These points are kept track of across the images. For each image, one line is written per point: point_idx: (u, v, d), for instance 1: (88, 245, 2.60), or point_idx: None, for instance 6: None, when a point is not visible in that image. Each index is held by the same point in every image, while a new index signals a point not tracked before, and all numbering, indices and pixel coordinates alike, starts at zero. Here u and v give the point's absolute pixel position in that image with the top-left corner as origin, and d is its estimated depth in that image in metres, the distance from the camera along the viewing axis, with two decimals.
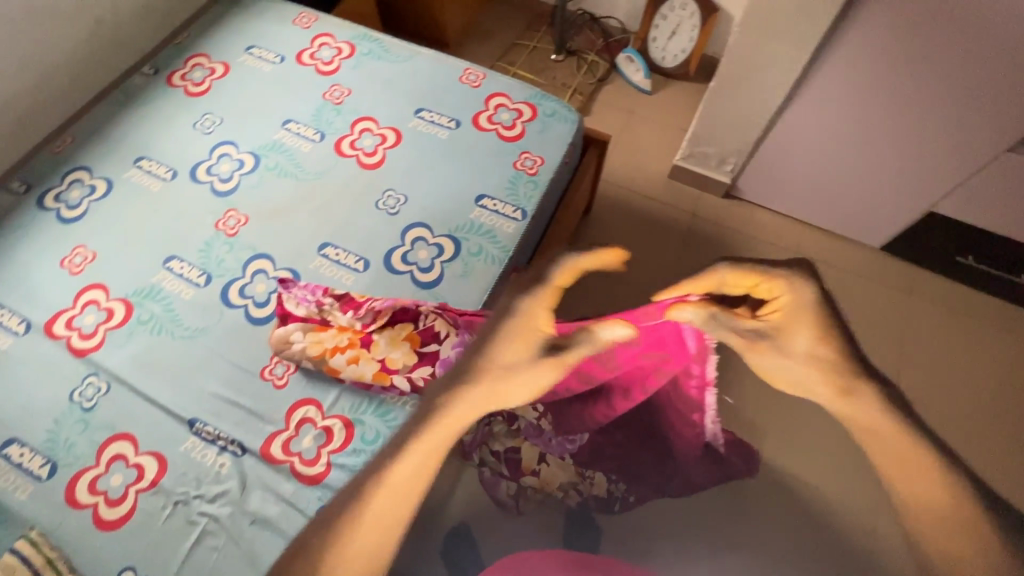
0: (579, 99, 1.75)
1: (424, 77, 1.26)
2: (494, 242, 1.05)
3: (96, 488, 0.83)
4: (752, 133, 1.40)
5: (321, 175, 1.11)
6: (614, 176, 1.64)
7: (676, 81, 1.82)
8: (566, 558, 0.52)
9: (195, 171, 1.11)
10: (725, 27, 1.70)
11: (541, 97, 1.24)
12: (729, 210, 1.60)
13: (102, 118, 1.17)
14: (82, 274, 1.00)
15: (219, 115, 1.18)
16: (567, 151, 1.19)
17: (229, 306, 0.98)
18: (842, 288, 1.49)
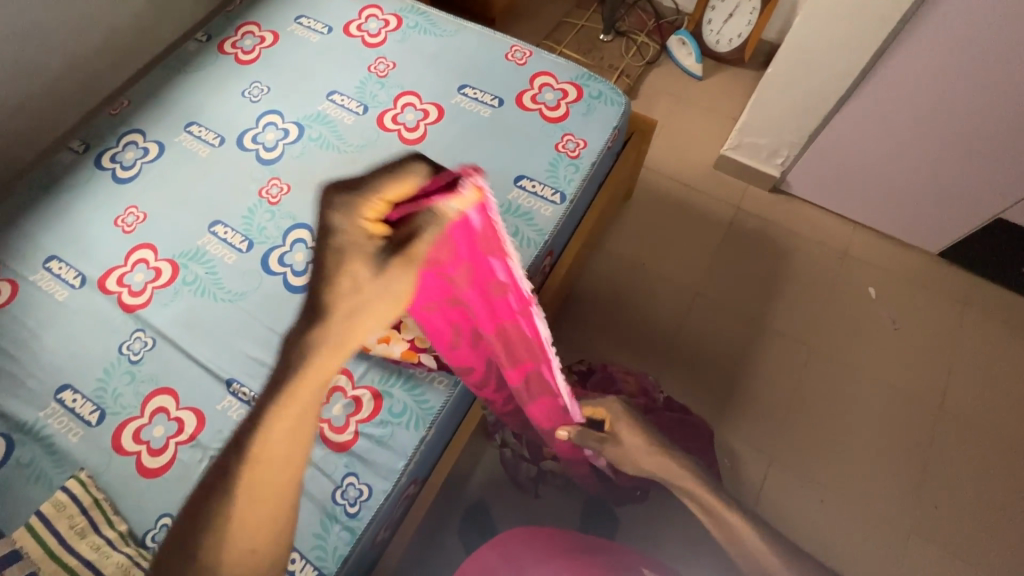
0: (625, 82, 1.69)
1: (468, 53, 1.24)
2: (531, 224, 1.04)
3: (140, 438, 0.87)
4: (808, 125, 1.32)
5: (362, 148, 1.12)
6: (656, 163, 1.59)
7: (729, 67, 1.74)
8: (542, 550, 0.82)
9: (242, 139, 1.13)
10: (787, 11, 1.61)
11: (588, 78, 1.21)
12: (776, 205, 1.53)
13: (157, 82, 1.20)
14: (134, 233, 1.04)
15: (267, 84, 1.20)
16: (611, 135, 1.15)
17: (269, 273, 1.00)
18: (890, 295, 1.42)
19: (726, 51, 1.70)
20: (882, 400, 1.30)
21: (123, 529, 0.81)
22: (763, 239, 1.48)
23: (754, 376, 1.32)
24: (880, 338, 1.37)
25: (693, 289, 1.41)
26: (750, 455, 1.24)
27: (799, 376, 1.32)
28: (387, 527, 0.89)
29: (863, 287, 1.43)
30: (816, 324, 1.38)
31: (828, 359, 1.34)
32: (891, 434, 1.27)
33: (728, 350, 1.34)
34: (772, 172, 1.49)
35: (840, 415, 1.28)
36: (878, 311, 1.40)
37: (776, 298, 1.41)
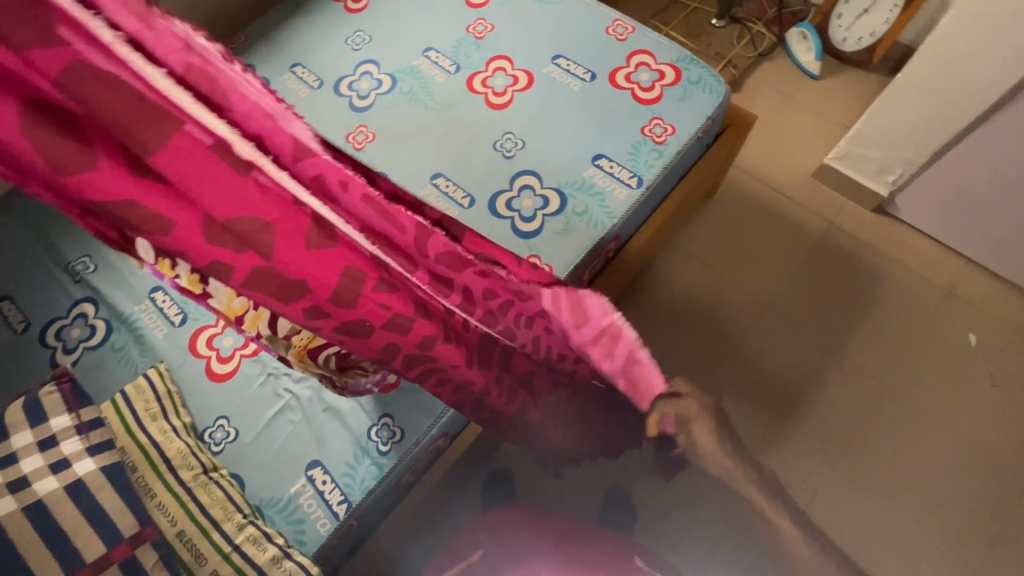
0: (731, 72, 1.58)
1: (567, 23, 1.21)
2: (601, 205, 1.02)
3: (211, 344, 0.97)
4: (934, 143, 1.17)
5: (448, 107, 1.13)
6: (747, 163, 1.49)
7: (852, 68, 1.58)
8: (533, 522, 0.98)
9: (338, 84, 1.18)
10: (934, 11, 1.42)
11: (689, 62, 1.14)
12: (876, 227, 1.39)
13: (272, 22, 1.27)
14: (364, 150, 1.10)
15: (369, 34, 1.24)
16: (704, 125, 1.09)
17: (498, 216, 1.02)
18: (993, 345, 1.26)
19: (852, 50, 1.54)
20: (957, 458, 1.17)
21: (187, 421, 0.89)
22: (855, 263, 1.36)
23: (810, 405, 1.23)
24: (970, 391, 1.23)
25: (762, 301, 1.33)
26: (794, 485, 1.16)
27: (864, 414, 1.22)
28: (412, 471, 0.92)
29: (962, 333, 1.28)
30: (895, 362, 1.26)
31: (901, 403, 1.22)
32: (960, 497, 1.14)
33: (789, 373, 1.26)
34: (879, 190, 1.35)
35: (901, 466, 1.17)
36: (974, 362, 1.25)
37: (857, 327, 1.29)
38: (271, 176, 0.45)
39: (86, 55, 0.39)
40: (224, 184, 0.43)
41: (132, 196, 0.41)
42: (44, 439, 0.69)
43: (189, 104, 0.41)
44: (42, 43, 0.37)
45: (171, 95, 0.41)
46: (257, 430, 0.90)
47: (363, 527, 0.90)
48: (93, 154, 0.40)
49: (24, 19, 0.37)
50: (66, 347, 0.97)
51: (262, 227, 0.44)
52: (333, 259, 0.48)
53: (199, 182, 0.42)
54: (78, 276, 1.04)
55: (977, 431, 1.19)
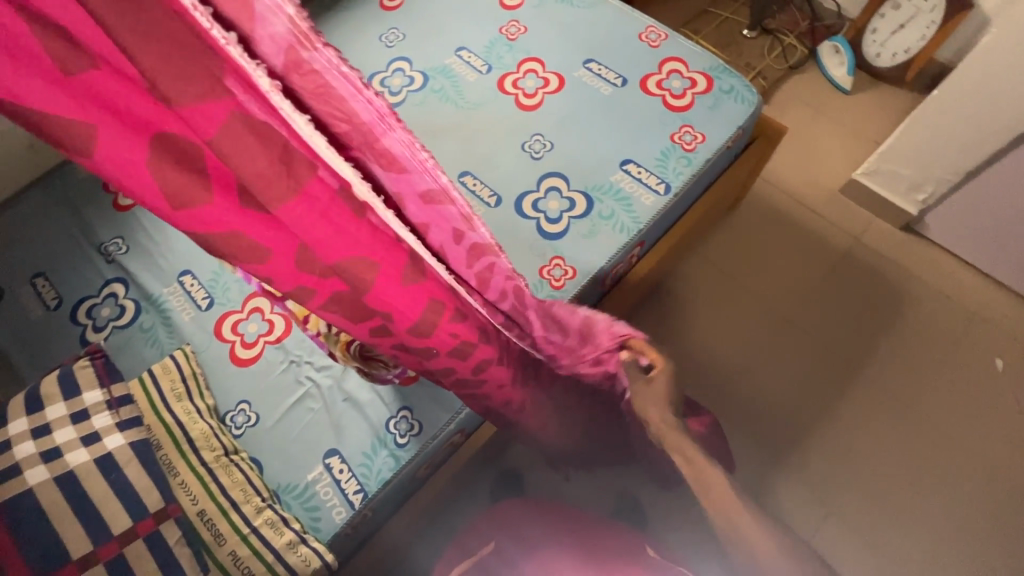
0: (761, 83, 1.58)
1: (600, 28, 1.21)
2: (628, 210, 1.02)
3: (236, 330, 0.98)
4: (968, 163, 1.15)
5: (478, 106, 1.14)
6: (774, 175, 1.47)
7: (885, 84, 1.56)
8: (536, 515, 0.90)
9: (371, 80, 1.20)
10: (973, 29, 1.40)
11: (722, 71, 1.14)
12: (903, 245, 1.37)
13: (308, 17, 1.29)
14: None
15: (403, 31, 1.25)
16: (734, 134, 1.09)
17: (524, 216, 1.03)
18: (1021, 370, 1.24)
19: (886, 66, 1.52)
20: (978, 483, 1.15)
21: (210, 404, 0.90)
22: (879, 280, 1.34)
23: (826, 422, 1.21)
24: (994, 416, 1.20)
25: (783, 314, 1.32)
26: (808, 501, 1.15)
27: (882, 434, 1.20)
28: (427, 465, 0.93)
29: (988, 357, 1.25)
30: (918, 383, 1.24)
31: (921, 426, 1.20)
32: (979, 523, 1.12)
33: (807, 389, 1.24)
34: (907, 208, 1.33)
35: (918, 489, 1.15)
36: (1000, 388, 1.23)
37: (880, 346, 1.27)
38: (382, 218, 0.46)
39: (245, 107, 0.35)
40: (335, 227, 0.43)
41: (239, 229, 0.39)
42: (76, 412, 0.71)
43: (327, 152, 0.39)
44: (210, 92, 0.33)
45: (313, 143, 0.39)
46: (278, 415, 0.91)
47: (376, 518, 0.91)
48: (207, 190, 0.37)
49: (179, 59, 0.31)
50: (96, 325, 1.00)
51: (369, 269, 0.46)
52: (423, 293, 0.52)
53: (319, 228, 0.41)
54: (111, 256, 1.06)
55: (999, 457, 1.17)
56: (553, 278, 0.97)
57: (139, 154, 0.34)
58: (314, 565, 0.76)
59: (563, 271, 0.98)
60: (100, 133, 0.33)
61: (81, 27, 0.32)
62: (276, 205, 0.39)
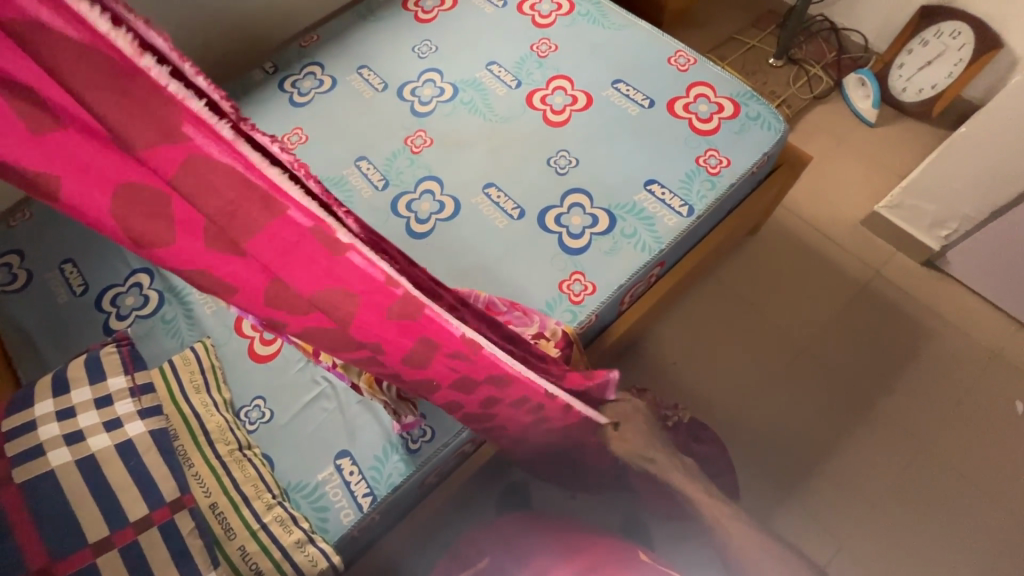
0: (784, 112, 1.59)
1: (630, 50, 1.23)
2: (650, 229, 1.02)
3: (256, 325, 0.99)
4: (994, 201, 1.15)
5: (506, 120, 1.16)
6: (794, 203, 1.48)
7: (909, 119, 1.57)
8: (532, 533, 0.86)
9: (402, 89, 1.22)
10: (1001, 70, 1.41)
11: (749, 97, 1.15)
12: (923, 280, 1.36)
13: (345, 25, 1.33)
14: (421, 154, 1.14)
15: (436, 44, 1.28)
16: (759, 161, 1.09)
17: (547, 230, 1.04)
18: None
19: (912, 101, 1.53)
20: (991, 525, 1.13)
21: (227, 397, 0.91)
22: (898, 314, 1.33)
23: (840, 454, 1.20)
24: (1012, 460, 1.18)
25: (800, 343, 1.31)
26: (815, 534, 1.13)
27: (897, 470, 1.18)
28: (437, 473, 0.93)
29: (1007, 398, 1.23)
30: (934, 421, 1.22)
31: (937, 465, 1.18)
32: (990, 566, 1.09)
33: (821, 420, 1.23)
34: (929, 244, 1.33)
35: (932, 528, 1.13)
36: (1018, 430, 1.20)
37: (897, 380, 1.26)
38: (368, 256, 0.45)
39: (210, 149, 0.37)
40: (309, 262, 0.41)
41: (210, 267, 0.38)
42: (101, 397, 0.73)
43: (295, 190, 0.41)
44: (165, 133, 0.35)
45: (279, 181, 0.41)
46: (293, 413, 0.92)
47: (383, 523, 0.91)
48: (173, 230, 0.36)
49: (130, 104, 0.34)
50: (120, 314, 1.02)
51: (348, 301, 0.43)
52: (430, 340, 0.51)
53: (290, 263, 0.40)
54: None
55: (1014, 500, 1.14)
56: (572, 293, 0.98)
57: (98, 198, 0.34)
58: (320, 566, 0.77)
59: (582, 286, 0.98)
60: (63, 180, 0.33)
61: (46, 87, 0.32)
62: (244, 240, 0.38)
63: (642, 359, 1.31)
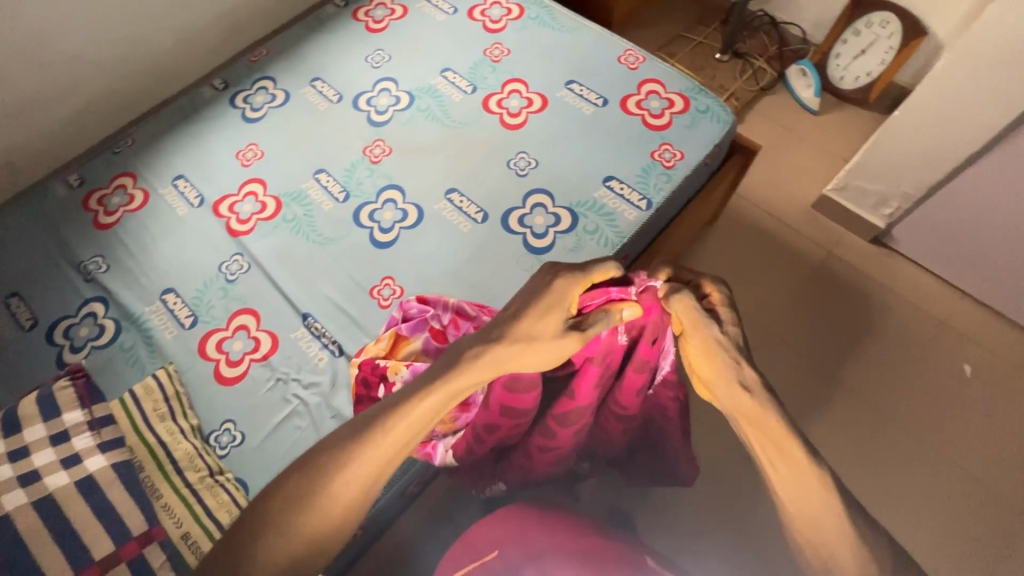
0: (733, 104, 1.64)
1: (581, 51, 1.26)
2: (612, 225, 1.05)
3: (221, 348, 0.97)
4: (930, 178, 1.22)
5: (464, 125, 1.17)
6: (749, 192, 1.53)
7: (848, 105, 1.65)
8: (544, 520, 0.70)
9: (357, 99, 1.22)
10: (927, 55, 1.50)
11: (698, 92, 1.19)
12: (873, 257, 1.43)
13: (295, 38, 1.31)
14: (381, 163, 1.14)
15: (389, 53, 1.28)
16: (711, 152, 1.13)
17: (511, 232, 1.04)
18: (984, 375, 1.29)
19: (850, 88, 1.60)
20: (950, 485, 1.19)
21: (194, 423, 0.88)
22: (852, 291, 1.39)
23: (810, 428, 1.24)
24: (965, 421, 1.25)
25: (764, 325, 1.35)
26: None
27: (863, 439, 1.23)
28: (418, 481, 0.91)
29: (956, 363, 1.31)
30: (892, 390, 1.28)
31: (899, 432, 1.24)
32: (952, 524, 1.15)
33: (789, 398, 1.27)
34: (875, 222, 1.39)
35: (897, 492, 1.18)
36: (968, 392, 1.27)
37: (855, 355, 1.32)
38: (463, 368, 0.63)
39: None
40: None
41: None
42: (56, 434, 0.69)
43: None
44: None
45: None
46: (265, 434, 0.89)
47: (365, 538, 0.90)
48: None
49: None
50: (74, 345, 0.97)
51: None
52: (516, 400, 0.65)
53: None
54: (90, 275, 1.04)
55: (969, 459, 1.21)
56: None
57: None
58: None
59: None
60: None
61: None
62: None
63: None
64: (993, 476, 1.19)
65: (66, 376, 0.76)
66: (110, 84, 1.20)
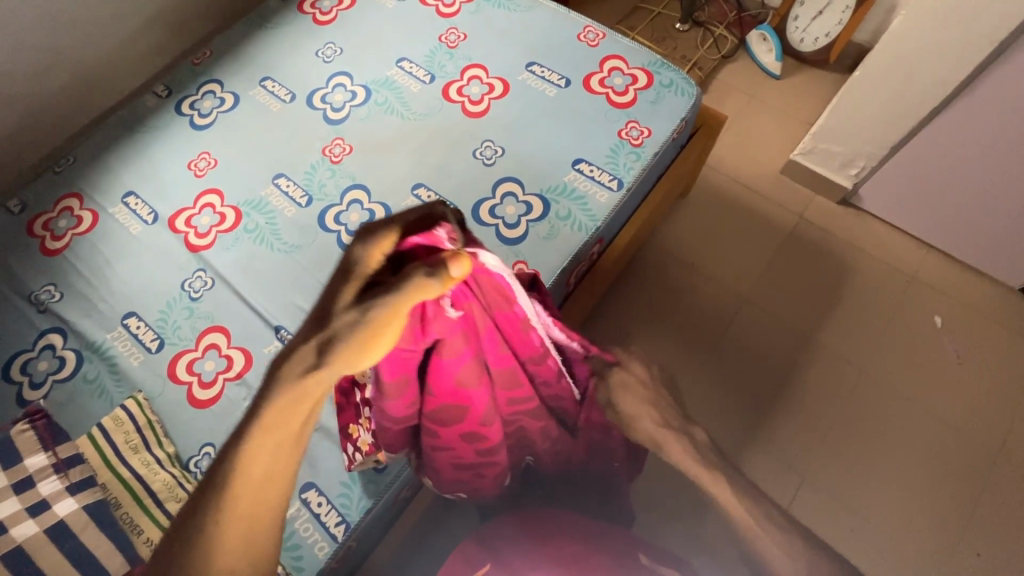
0: (697, 74, 1.63)
1: (539, 30, 1.22)
2: (584, 209, 1.03)
3: (192, 369, 0.93)
4: (893, 136, 1.23)
5: (424, 117, 1.13)
6: (718, 163, 1.53)
7: (809, 67, 1.65)
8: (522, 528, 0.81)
9: (312, 97, 1.16)
10: (883, 12, 1.50)
11: (660, 65, 1.17)
12: (843, 218, 1.45)
13: (240, 36, 1.24)
14: (341, 163, 1.09)
15: (341, 46, 1.22)
16: (678, 126, 1.12)
17: (482, 224, 1.02)
18: (954, 324, 1.33)
19: (810, 51, 1.60)
20: (927, 434, 1.23)
21: (171, 451, 0.85)
22: (825, 254, 1.41)
23: (792, 394, 1.27)
24: (939, 372, 1.28)
25: (742, 295, 1.36)
26: (780, 473, 1.20)
27: (844, 398, 1.26)
28: (410, 486, 0.90)
29: (928, 316, 1.34)
30: (869, 348, 1.31)
31: (877, 387, 1.27)
32: (931, 472, 1.19)
33: (770, 365, 1.29)
34: (843, 183, 1.41)
35: (879, 446, 1.22)
36: (940, 343, 1.31)
37: (831, 316, 1.34)
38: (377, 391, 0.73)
39: None
40: None
41: None
42: (20, 481, 0.66)
43: None
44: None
45: None
46: None
47: (361, 549, 0.88)
48: None
49: None
50: (34, 382, 0.92)
51: None
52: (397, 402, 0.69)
53: None
54: (43, 305, 0.99)
55: (943, 407, 1.25)
56: None
57: None
58: None
59: None
60: None
61: None
62: None
63: (596, 334, 1.32)
64: (967, 422, 1.24)
65: (23, 419, 0.72)
66: (44, 101, 1.12)
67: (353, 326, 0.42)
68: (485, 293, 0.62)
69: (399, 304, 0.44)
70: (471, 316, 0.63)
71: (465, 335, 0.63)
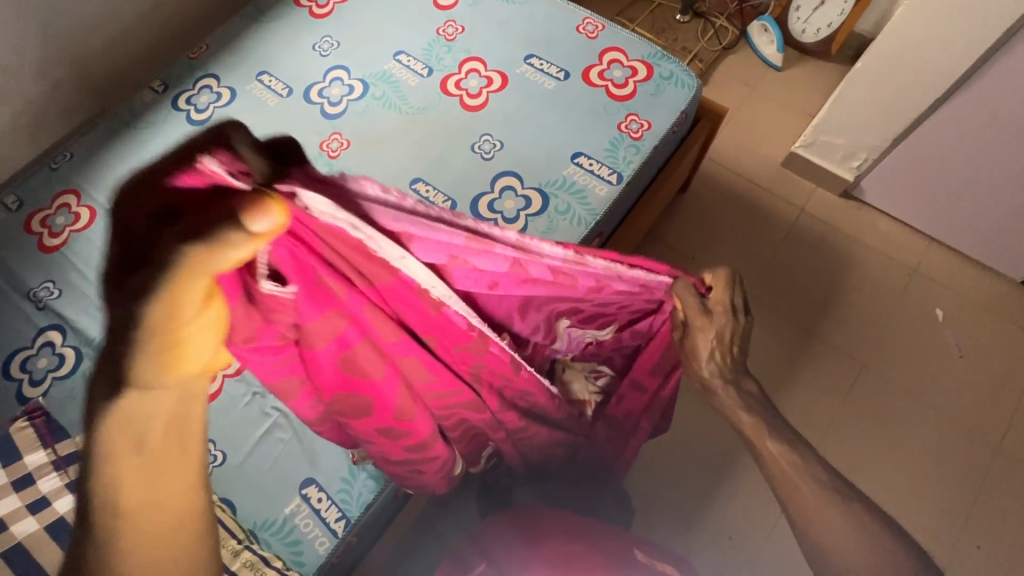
0: (697, 66, 1.62)
1: (537, 22, 1.21)
2: (583, 203, 1.02)
3: None
4: (896, 127, 1.22)
5: (422, 111, 1.12)
6: (719, 155, 1.52)
7: (811, 59, 1.63)
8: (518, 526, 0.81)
9: (309, 91, 1.16)
10: (885, 2, 1.49)
11: (660, 57, 1.16)
12: (844, 211, 1.44)
13: (236, 29, 1.23)
14: (339, 158, 1.08)
15: (338, 39, 1.21)
16: (678, 119, 1.11)
17: (481, 219, 1.01)
18: (956, 317, 1.33)
19: (811, 42, 1.59)
20: (928, 427, 1.23)
21: None
22: (826, 247, 1.40)
23: (793, 387, 1.26)
24: (940, 364, 1.28)
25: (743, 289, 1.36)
26: None
27: (845, 392, 1.26)
28: None
29: (929, 309, 1.34)
30: (870, 341, 1.31)
31: (878, 380, 1.27)
32: (932, 464, 1.19)
33: (771, 359, 1.29)
34: (845, 176, 1.40)
35: (879, 440, 1.22)
36: (941, 336, 1.31)
37: (832, 309, 1.34)
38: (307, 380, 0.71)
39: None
40: None
41: None
42: (19, 478, 0.67)
43: None
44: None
45: None
46: (246, 451, 0.87)
47: (362, 543, 0.89)
48: None
49: None
50: (34, 379, 0.92)
51: None
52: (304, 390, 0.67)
53: None
54: (42, 303, 0.98)
55: (944, 400, 1.25)
56: None
57: None
58: None
59: None
60: None
61: None
62: None
63: None
64: (967, 415, 1.23)
65: (22, 417, 0.71)
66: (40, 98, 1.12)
67: (126, 323, 0.40)
68: (321, 239, 0.52)
69: (174, 289, 0.40)
70: (317, 281, 0.54)
71: (317, 305, 0.55)
